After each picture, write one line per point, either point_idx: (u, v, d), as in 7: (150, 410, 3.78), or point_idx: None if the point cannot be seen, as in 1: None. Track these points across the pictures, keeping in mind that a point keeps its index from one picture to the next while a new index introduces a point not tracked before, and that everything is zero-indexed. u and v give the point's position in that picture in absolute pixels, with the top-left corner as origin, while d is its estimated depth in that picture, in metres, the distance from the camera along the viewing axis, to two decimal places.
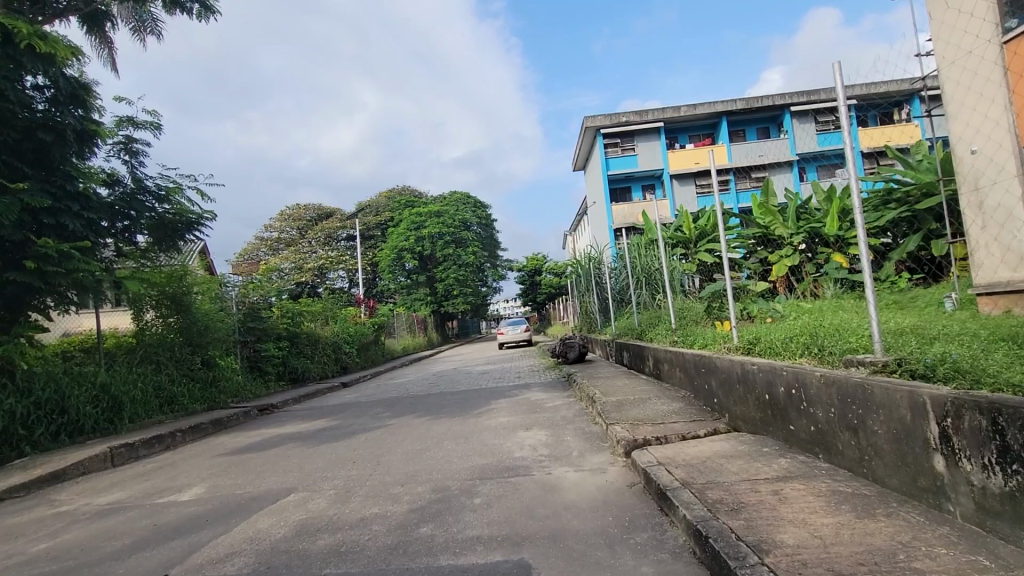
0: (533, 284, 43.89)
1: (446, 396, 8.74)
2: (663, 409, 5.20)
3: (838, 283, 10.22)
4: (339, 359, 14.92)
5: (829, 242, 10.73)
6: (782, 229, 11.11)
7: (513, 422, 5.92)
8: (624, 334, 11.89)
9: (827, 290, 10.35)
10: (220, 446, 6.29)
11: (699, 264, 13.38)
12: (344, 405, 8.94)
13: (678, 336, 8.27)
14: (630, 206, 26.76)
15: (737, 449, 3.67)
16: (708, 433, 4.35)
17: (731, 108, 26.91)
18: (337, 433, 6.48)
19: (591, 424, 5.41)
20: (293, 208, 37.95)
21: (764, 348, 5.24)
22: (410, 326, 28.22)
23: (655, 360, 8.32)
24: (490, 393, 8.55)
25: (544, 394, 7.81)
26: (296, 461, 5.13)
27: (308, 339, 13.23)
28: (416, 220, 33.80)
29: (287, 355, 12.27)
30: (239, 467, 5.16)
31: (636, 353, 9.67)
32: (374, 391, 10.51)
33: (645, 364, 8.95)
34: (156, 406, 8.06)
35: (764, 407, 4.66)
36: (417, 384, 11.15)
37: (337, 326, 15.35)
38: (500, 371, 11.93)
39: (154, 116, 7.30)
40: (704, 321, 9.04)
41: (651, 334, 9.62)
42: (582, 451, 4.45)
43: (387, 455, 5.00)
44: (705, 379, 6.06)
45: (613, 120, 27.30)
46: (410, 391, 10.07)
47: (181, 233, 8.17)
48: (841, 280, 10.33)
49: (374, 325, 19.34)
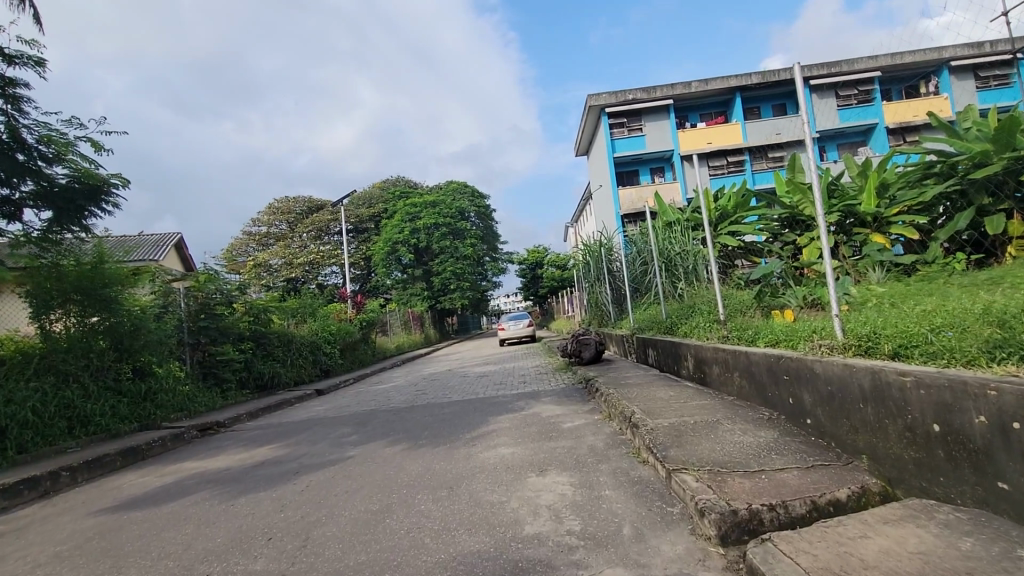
0: (533, 278, 41.96)
1: (434, 410, 6.98)
2: (741, 441, 3.43)
3: (885, 267, 8.21)
4: (318, 361, 13.12)
5: (867, 222, 8.69)
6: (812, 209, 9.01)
7: (520, 457, 4.12)
8: (647, 328, 10.08)
9: (871, 276, 8.30)
10: (112, 493, 4.52)
11: (727, 248, 11.64)
12: (308, 422, 7.18)
13: (726, 329, 6.49)
14: (638, 190, 24.94)
15: (965, 554, 1.86)
16: (852, 497, 2.60)
17: (746, 82, 24.99)
18: (276, 470, 4.69)
19: (637, 464, 3.63)
20: (281, 200, 36.11)
21: (900, 348, 3.47)
22: (405, 323, 26.46)
23: (698, 360, 6.55)
24: (489, 406, 6.75)
25: (557, 407, 6.02)
26: (188, 534, 3.34)
27: (278, 340, 11.44)
28: (411, 211, 32.04)
29: (251, 359, 10.49)
30: (103, 543, 3.39)
31: (667, 351, 7.89)
32: (350, 401, 8.73)
33: (681, 365, 7.19)
34: (60, 430, 6.30)
35: (927, 446, 2.88)
36: (402, 391, 9.35)
37: (316, 324, 13.57)
38: (502, 374, 10.15)
39: (35, 48, 5.49)
40: (750, 311, 7.29)
41: (686, 329, 7.87)
42: (641, 528, 2.66)
43: (326, 522, 3.22)
44: (793, 391, 4.30)
45: (618, 98, 25.41)
46: (392, 400, 8.30)
47: (87, 207, 6.38)
48: (885, 264, 8.32)
49: (361, 322, 17.56)
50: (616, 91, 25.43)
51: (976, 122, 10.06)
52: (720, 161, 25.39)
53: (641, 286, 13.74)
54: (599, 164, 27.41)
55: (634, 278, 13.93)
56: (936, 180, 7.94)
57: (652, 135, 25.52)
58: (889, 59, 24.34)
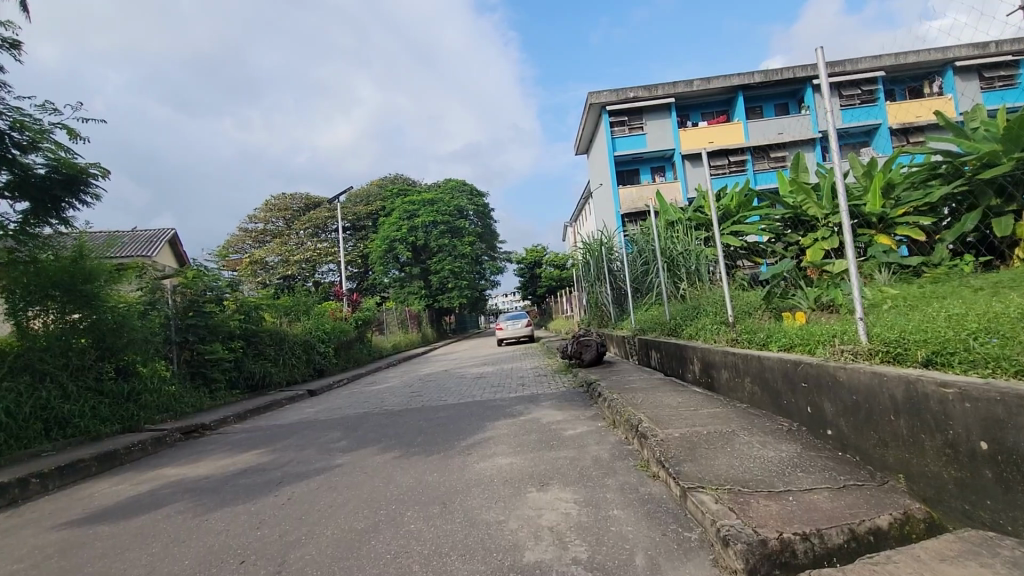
0: (532, 277, 41.64)
1: (429, 413, 6.68)
2: (762, 455, 3.14)
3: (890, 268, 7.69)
4: (312, 360, 12.81)
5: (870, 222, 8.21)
6: (816, 208, 8.75)
7: (520, 469, 3.82)
8: (650, 329, 9.79)
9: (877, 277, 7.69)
10: (81, 504, 4.21)
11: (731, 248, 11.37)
12: (297, 425, 6.87)
13: (736, 331, 6.19)
14: (639, 189, 24.66)
15: None
16: (894, 525, 2.32)
17: (748, 81, 24.73)
18: (259, 479, 4.40)
19: (647, 480, 3.33)
20: (278, 197, 35.74)
21: (934, 357, 3.19)
22: (402, 321, 26.15)
23: (706, 364, 6.26)
24: (487, 409, 6.45)
25: (557, 412, 5.73)
26: (154, 554, 3.04)
27: (270, 339, 11.13)
28: (409, 208, 31.73)
29: (242, 358, 10.18)
30: (61, 562, 3.08)
31: (672, 354, 7.60)
32: (343, 403, 8.43)
33: (687, 369, 6.91)
34: (35, 432, 5.98)
35: (973, 466, 2.60)
36: (396, 393, 9.04)
37: (310, 323, 13.27)
38: (500, 375, 9.86)
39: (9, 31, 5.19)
40: (758, 313, 6.99)
41: (692, 331, 7.58)
42: (657, 557, 2.37)
43: (305, 543, 2.92)
44: (811, 399, 4.02)
45: (619, 96, 25.12)
46: (386, 403, 8.00)
47: (64, 200, 6.09)
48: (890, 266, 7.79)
49: (357, 321, 17.23)
50: (617, 89, 25.14)
51: (986, 121, 9.81)
52: (722, 160, 25.12)
53: (643, 286, 13.45)
54: (599, 162, 27.10)
55: (635, 278, 13.63)
56: (943, 180, 7.55)
57: (653, 134, 25.24)
58: (893, 59, 24.09)
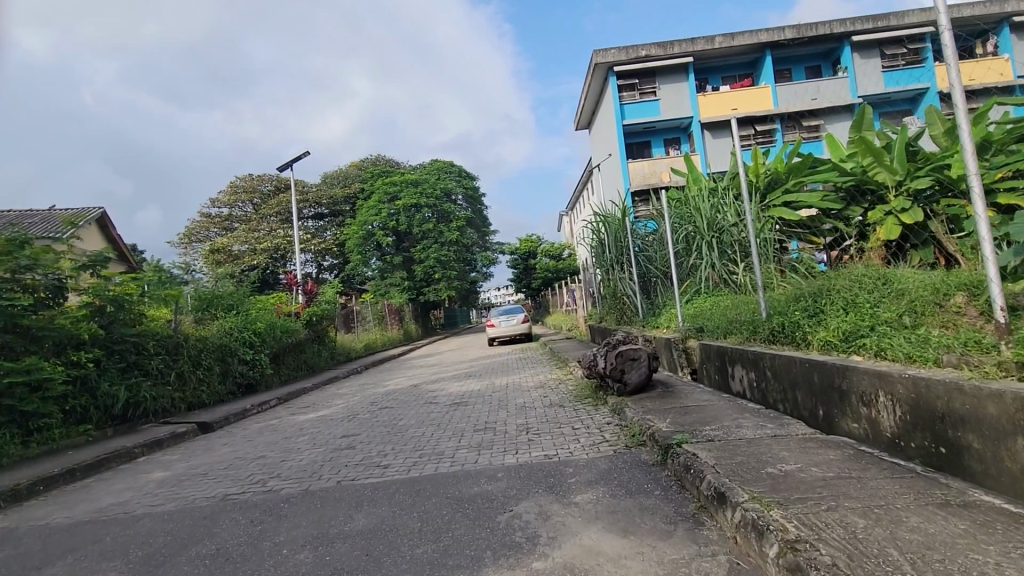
0: (526, 269, 38.12)
1: (338, 512, 3.22)
2: None
3: None
4: (229, 372, 9.33)
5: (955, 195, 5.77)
6: None
7: None
8: (718, 332, 6.38)
9: None
10: None
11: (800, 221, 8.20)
12: (75, 537, 3.35)
13: (1006, 347, 2.79)
14: (652, 163, 21.36)
15: None
16: None
17: (778, 37, 21.29)
18: None
19: None
20: (245, 178, 31.96)
21: None
22: (380, 317, 22.62)
23: (927, 415, 2.90)
24: (458, 514, 2.96)
25: (627, 549, 2.32)
26: None
27: (153, 346, 7.61)
28: (391, 190, 28.14)
29: (94, 377, 6.69)
30: None
31: (797, 380, 4.21)
32: (220, 461, 4.94)
33: (849, 409, 3.58)
34: None
35: None
36: (321, 435, 5.58)
37: (230, 322, 9.70)
38: (490, 402, 6.40)
39: None
40: (956, 300, 3.70)
41: (831, 336, 4.20)
42: None
43: None
44: None
45: (630, 54, 21.60)
46: (289, 464, 4.54)
47: None
48: None
49: (311, 318, 13.66)
50: (627, 46, 21.60)
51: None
52: (749, 131, 21.39)
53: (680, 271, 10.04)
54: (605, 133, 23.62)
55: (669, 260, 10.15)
56: None
57: (667, 98, 21.88)
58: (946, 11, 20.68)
